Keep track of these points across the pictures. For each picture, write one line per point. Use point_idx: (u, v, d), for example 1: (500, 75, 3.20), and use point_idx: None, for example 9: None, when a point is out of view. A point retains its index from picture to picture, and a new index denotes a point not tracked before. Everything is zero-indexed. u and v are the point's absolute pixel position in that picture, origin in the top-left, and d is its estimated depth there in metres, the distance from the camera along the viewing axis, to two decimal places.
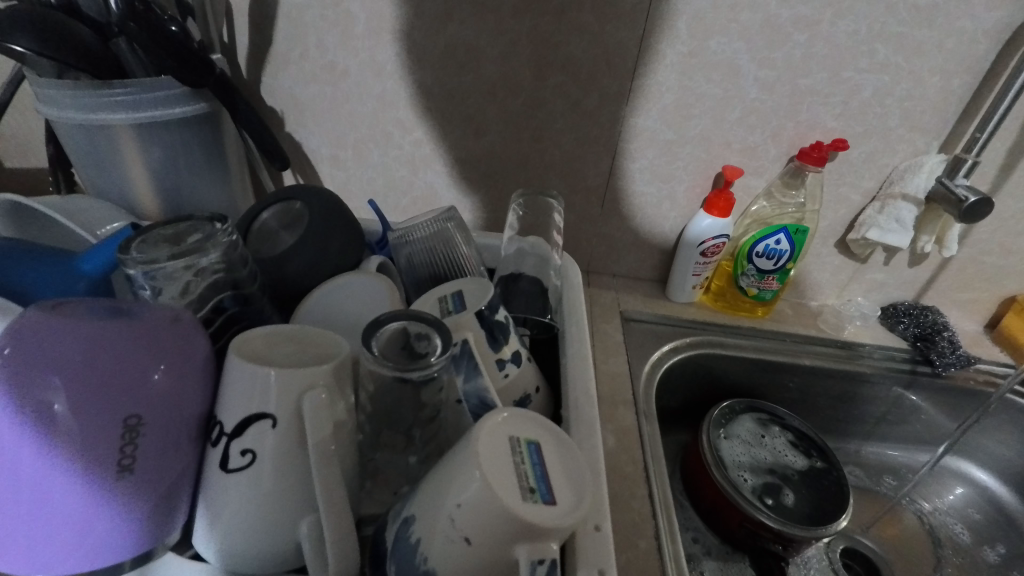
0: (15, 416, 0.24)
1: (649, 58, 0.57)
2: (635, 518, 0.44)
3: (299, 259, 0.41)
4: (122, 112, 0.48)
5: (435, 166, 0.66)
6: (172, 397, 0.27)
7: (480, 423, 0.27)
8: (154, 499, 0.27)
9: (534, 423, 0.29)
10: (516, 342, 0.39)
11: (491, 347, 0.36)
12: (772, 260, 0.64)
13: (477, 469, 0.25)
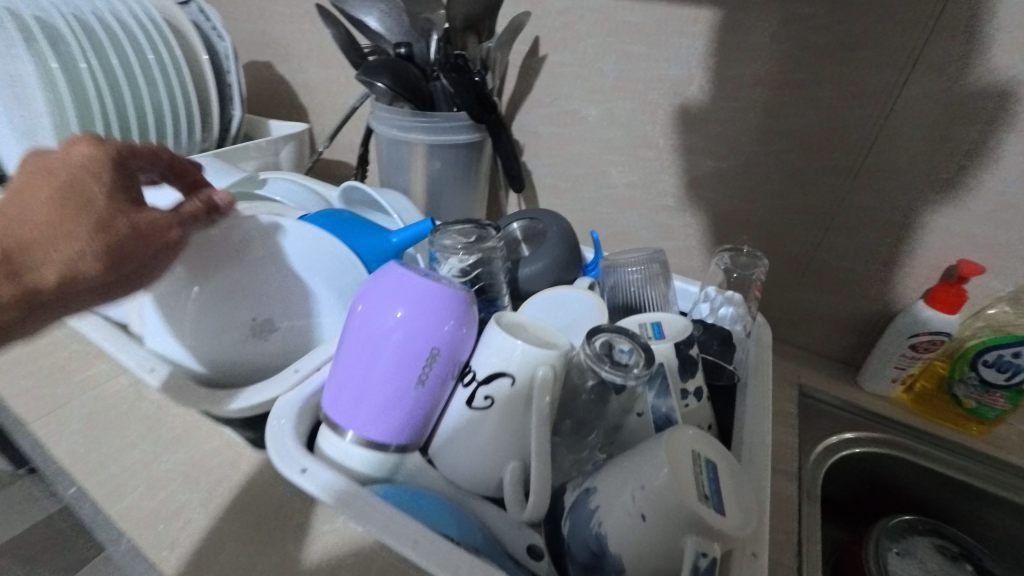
0: (374, 326, 0.37)
1: (886, 137, 0.56)
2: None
3: (533, 267, 0.51)
4: (422, 134, 0.64)
5: (640, 207, 0.74)
6: (457, 342, 0.38)
7: (668, 433, 0.33)
8: (425, 410, 0.38)
9: (713, 447, 0.34)
10: (701, 378, 0.43)
11: (681, 376, 0.41)
12: (1003, 372, 0.56)
13: (662, 464, 0.31)
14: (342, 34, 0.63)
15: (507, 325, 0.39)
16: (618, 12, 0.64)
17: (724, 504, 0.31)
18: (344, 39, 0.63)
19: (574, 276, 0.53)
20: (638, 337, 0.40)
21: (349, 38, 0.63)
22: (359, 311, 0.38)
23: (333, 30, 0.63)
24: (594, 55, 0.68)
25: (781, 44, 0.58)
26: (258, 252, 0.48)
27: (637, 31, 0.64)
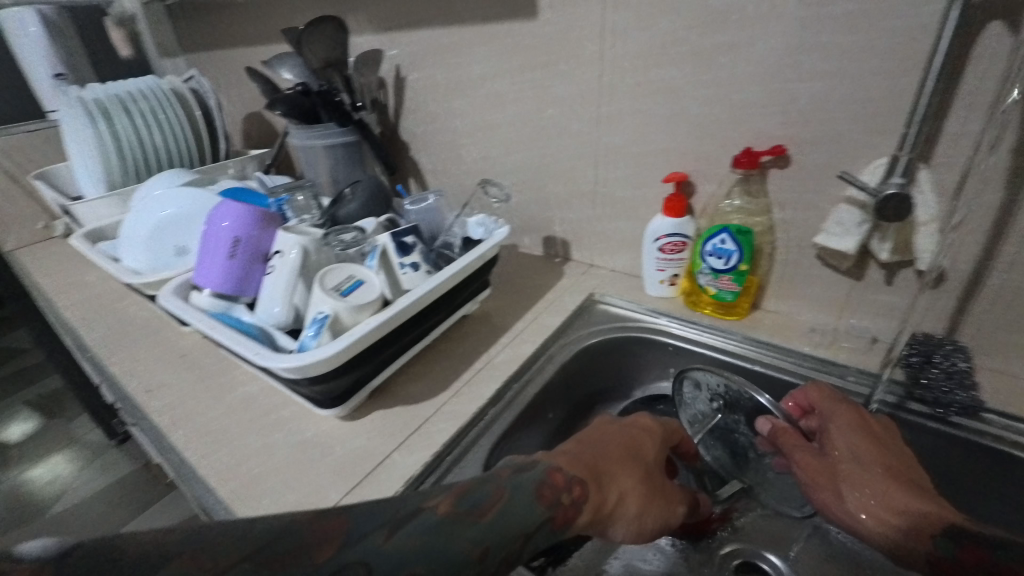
0: (211, 227, 0.65)
1: (611, 90, 0.74)
2: (475, 395, 0.63)
3: (347, 207, 0.76)
4: (321, 140, 0.92)
5: (486, 176, 0.94)
6: (260, 236, 0.65)
7: (342, 265, 0.58)
8: (243, 275, 0.65)
9: (370, 276, 0.59)
10: (418, 258, 0.65)
11: (397, 254, 0.64)
12: (723, 260, 0.70)
13: (321, 274, 0.57)
14: (262, 82, 0.94)
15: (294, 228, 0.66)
16: (439, 38, 0.87)
17: (352, 295, 0.55)
18: (266, 86, 0.95)
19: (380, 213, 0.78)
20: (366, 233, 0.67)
21: (268, 85, 0.95)
22: (206, 221, 0.66)
23: (258, 83, 0.95)
24: (433, 70, 0.91)
25: (530, 37, 0.78)
26: (189, 211, 0.76)
27: (451, 48, 0.87)
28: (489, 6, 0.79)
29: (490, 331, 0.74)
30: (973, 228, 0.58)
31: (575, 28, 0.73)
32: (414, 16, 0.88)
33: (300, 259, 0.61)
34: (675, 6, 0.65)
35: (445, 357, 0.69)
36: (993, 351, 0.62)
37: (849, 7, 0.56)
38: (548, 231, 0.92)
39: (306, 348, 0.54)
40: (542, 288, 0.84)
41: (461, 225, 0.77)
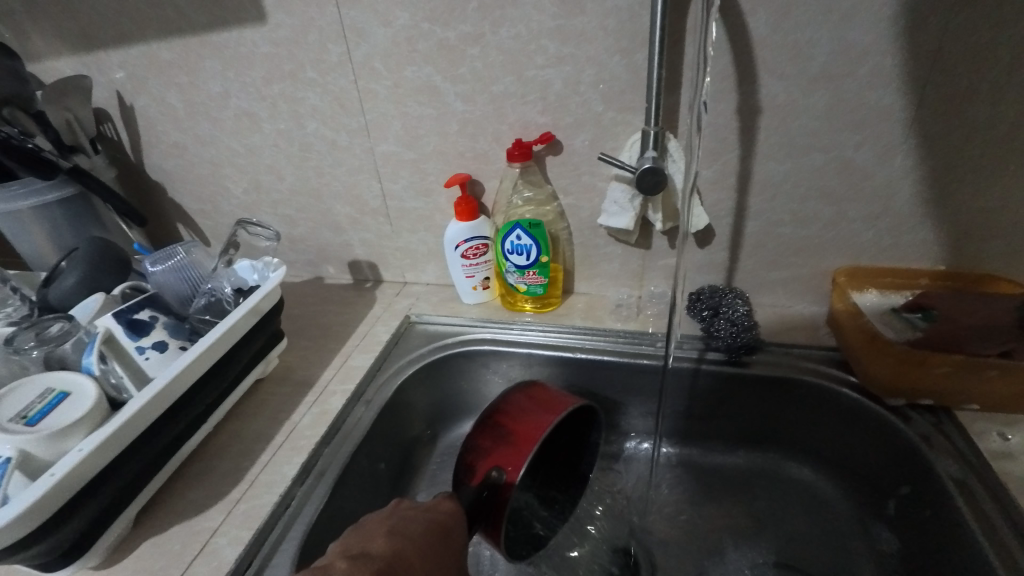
0: None
1: (370, 96, 0.67)
2: (275, 478, 0.53)
3: (61, 287, 0.59)
4: (25, 199, 0.70)
5: (263, 207, 0.81)
6: None
7: (33, 377, 0.45)
8: None
9: (78, 382, 0.45)
10: (161, 334, 0.53)
11: (128, 337, 0.51)
12: (524, 256, 0.68)
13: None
14: None
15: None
16: (154, 54, 0.71)
17: (45, 420, 0.42)
18: None
19: (114, 283, 0.62)
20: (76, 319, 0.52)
21: None
22: None
23: None
24: (159, 92, 0.74)
25: (263, 44, 0.66)
26: None
27: (173, 65, 0.71)
28: (203, 12, 0.66)
29: (293, 391, 0.64)
30: (723, 185, 0.62)
31: (311, 30, 0.64)
32: (113, 29, 0.70)
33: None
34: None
35: (237, 439, 0.58)
36: (764, 290, 0.69)
37: None
38: (351, 255, 0.83)
39: None
40: (352, 324, 0.75)
41: (228, 275, 0.65)
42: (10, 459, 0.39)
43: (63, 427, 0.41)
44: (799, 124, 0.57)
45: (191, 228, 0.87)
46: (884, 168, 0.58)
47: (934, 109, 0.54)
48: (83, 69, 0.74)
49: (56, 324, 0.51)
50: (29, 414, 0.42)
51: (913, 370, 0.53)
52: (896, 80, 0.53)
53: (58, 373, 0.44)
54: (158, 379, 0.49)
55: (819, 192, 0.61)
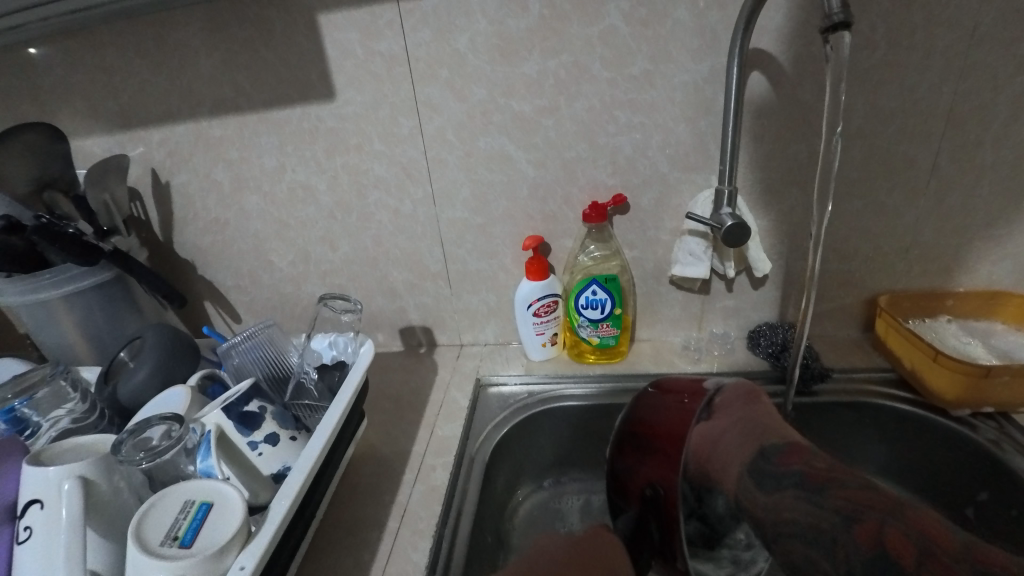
0: None
1: (439, 165, 0.68)
2: (408, 568, 0.50)
3: (133, 381, 0.54)
4: (60, 288, 0.63)
5: (310, 278, 0.78)
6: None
7: (168, 489, 0.40)
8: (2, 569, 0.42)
9: (218, 489, 0.41)
10: (272, 426, 0.50)
11: (241, 431, 0.48)
12: (598, 310, 0.70)
13: (136, 519, 0.38)
14: None
15: (60, 451, 0.44)
16: (203, 131, 0.69)
17: (199, 537, 0.37)
18: None
19: (188, 373, 0.57)
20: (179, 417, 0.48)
21: None
22: None
23: None
24: (204, 168, 0.72)
25: (330, 119, 0.67)
26: None
27: (224, 141, 0.69)
28: (266, 90, 0.65)
29: (388, 470, 0.61)
30: (778, 230, 0.69)
31: (383, 105, 0.65)
32: (158, 108, 0.68)
33: (79, 497, 0.40)
34: (488, 75, 0.62)
35: (346, 531, 0.54)
36: (812, 322, 0.76)
37: (644, 66, 0.61)
38: (404, 321, 0.81)
39: None
40: (422, 392, 0.73)
41: (310, 353, 0.62)
42: None
43: (223, 543, 0.37)
44: (842, 174, 0.66)
45: (223, 306, 0.82)
46: (912, 208, 0.67)
47: (950, 157, 0.64)
48: (119, 148, 0.70)
49: (160, 427, 0.47)
50: (178, 532, 0.38)
51: (978, 385, 0.59)
52: (917, 135, 0.63)
53: (196, 481, 0.40)
54: (292, 476, 0.46)
55: (860, 231, 0.69)
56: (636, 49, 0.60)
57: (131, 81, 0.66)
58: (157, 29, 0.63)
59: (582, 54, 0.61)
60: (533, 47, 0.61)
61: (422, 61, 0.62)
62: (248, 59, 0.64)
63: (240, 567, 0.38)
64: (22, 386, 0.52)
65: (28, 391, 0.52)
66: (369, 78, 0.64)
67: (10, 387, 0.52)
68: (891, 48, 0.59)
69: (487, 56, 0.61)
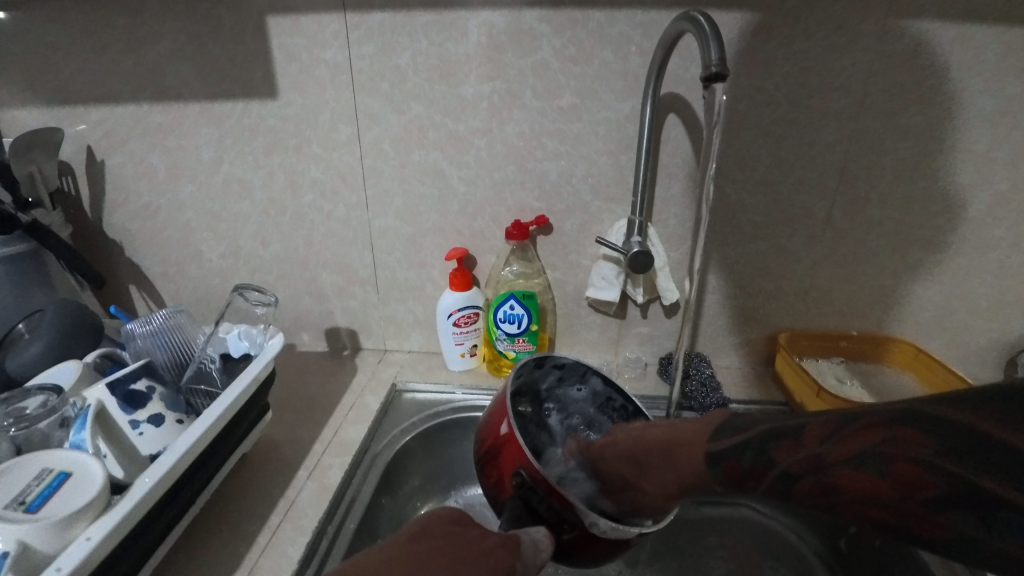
0: None
1: (373, 173, 0.71)
2: (281, 562, 0.49)
3: (26, 355, 0.53)
4: None
5: (238, 273, 0.78)
6: None
7: (29, 457, 0.40)
8: None
9: (81, 460, 0.41)
10: (159, 407, 0.50)
11: (123, 411, 0.47)
12: (515, 324, 0.73)
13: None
14: None
15: None
16: (143, 115, 0.70)
17: (47, 505, 0.37)
18: None
19: (86, 352, 0.57)
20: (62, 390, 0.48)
21: None
22: None
23: None
24: (140, 153, 0.72)
25: (270, 118, 0.69)
26: None
27: (163, 128, 0.70)
28: (209, 85, 0.67)
29: (283, 467, 0.60)
30: (690, 265, 0.73)
31: (323, 111, 0.68)
32: (100, 90, 0.68)
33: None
34: (426, 93, 0.66)
35: (225, 522, 0.53)
36: (720, 355, 0.80)
37: (571, 99, 0.65)
38: (329, 323, 0.82)
39: None
40: (336, 394, 0.73)
41: (218, 342, 0.61)
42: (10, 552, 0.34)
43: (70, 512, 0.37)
44: (747, 217, 0.71)
45: (147, 291, 0.81)
46: (811, 254, 0.72)
47: (843, 210, 0.70)
48: (55, 124, 0.70)
49: (38, 398, 0.47)
50: (27, 499, 0.37)
51: None
52: (815, 188, 0.69)
53: (58, 450, 0.40)
54: (164, 456, 0.45)
55: (764, 272, 0.74)
56: (565, 84, 0.64)
57: (75, 59, 0.67)
58: (106, 13, 0.64)
59: (515, 82, 0.65)
60: (470, 71, 0.64)
61: (364, 73, 0.65)
62: (195, 52, 0.66)
63: (84, 537, 0.37)
64: None
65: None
66: (312, 84, 0.66)
67: None
68: (792, 107, 0.65)
69: (426, 75, 0.65)
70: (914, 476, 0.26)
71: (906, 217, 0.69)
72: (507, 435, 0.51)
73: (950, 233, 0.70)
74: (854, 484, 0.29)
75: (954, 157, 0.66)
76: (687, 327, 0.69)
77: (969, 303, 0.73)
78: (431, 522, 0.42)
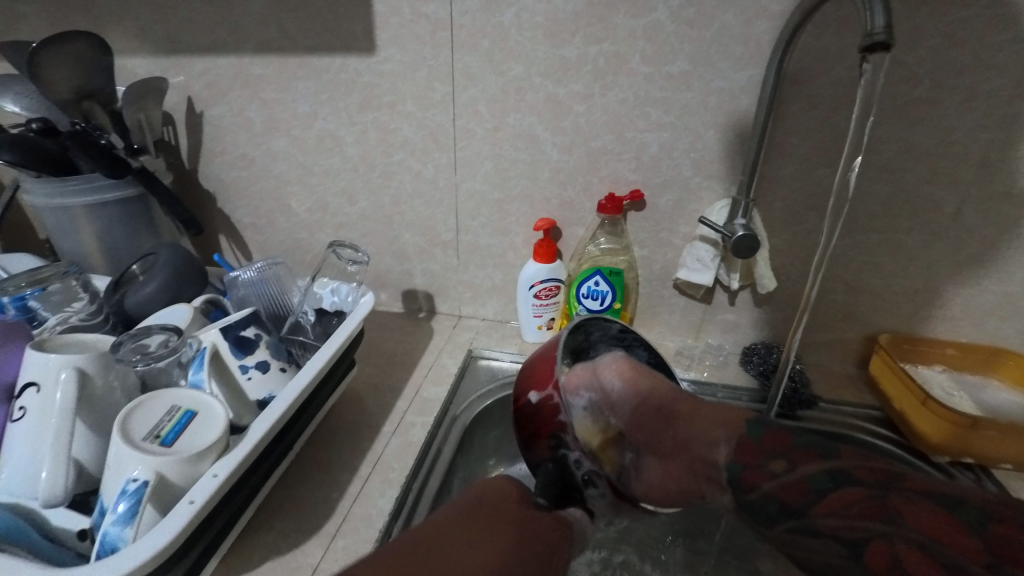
0: None
1: (466, 135, 0.69)
2: (373, 512, 0.51)
3: (141, 293, 0.56)
4: (84, 195, 0.65)
5: (324, 228, 0.80)
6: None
7: (157, 393, 0.42)
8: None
9: (204, 400, 0.42)
10: (264, 354, 0.51)
11: (234, 354, 0.49)
12: (598, 301, 0.71)
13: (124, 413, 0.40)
14: None
15: (60, 341, 0.46)
16: (245, 67, 0.70)
17: (178, 441, 0.39)
18: None
19: (193, 295, 0.59)
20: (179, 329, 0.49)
21: None
22: None
23: None
24: (239, 104, 0.73)
25: (367, 74, 0.68)
26: None
27: (262, 80, 0.71)
28: (310, 37, 0.67)
29: (368, 421, 0.62)
30: (791, 253, 0.69)
31: (421, 68, 0.66)
32: (206, 39, 0.69)
33: (75, 389, 0.41)
34: (528, 53, 0.63)
35: (319, 468, 0.55)
36: (809, 350, 0.76)
37: (682, 66, 0.61)
38: (407, 284, 0.82)
39: (107, 538, 0.36)
40: (415, 354, 0.74)
41: (312, 297, 0.63)
42: (149, 482, 0.36)
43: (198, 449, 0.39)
44: (863, 206, 0.65)
45: (236, 241, 0.84)
46: (930, 250, 0.66)
47: (975, 205, 0.63)
48: (163, 73, 0.72)
49: (160, 336, 0.49)
50: (160, 433, 0.39)
51: (961, 435, 0.59)
52: (945, 178, 0.62)
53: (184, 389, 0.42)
54: (275, 403, 0.47)
55: (873, 267, 0.68)
56: (678, 49, 0.60)
57: (185, 7, 0.68)
58: None
59: (623, 45, 0.61)
60: (576, 32, 0.61)
61: (466, 29, 0.63)
62: (298, 4, 0.65)
63: (211, 475, 0.39)
64: (39, 278, 0.55)
65: (45, 282, 0.54)
66: (412, 39, 0.65)
67: (28, 276, 0.55)
68: (934, 85, 0.58)
69: (530, 34, 0.62)
70: (933, 521, 0.28)
71: None
72: (541, 402, 0.48)
73: None
74: (871, 508, 0.31)
75: None
76: (798, 322, 0.63)
77: None
78: (488, 492, 0.38)
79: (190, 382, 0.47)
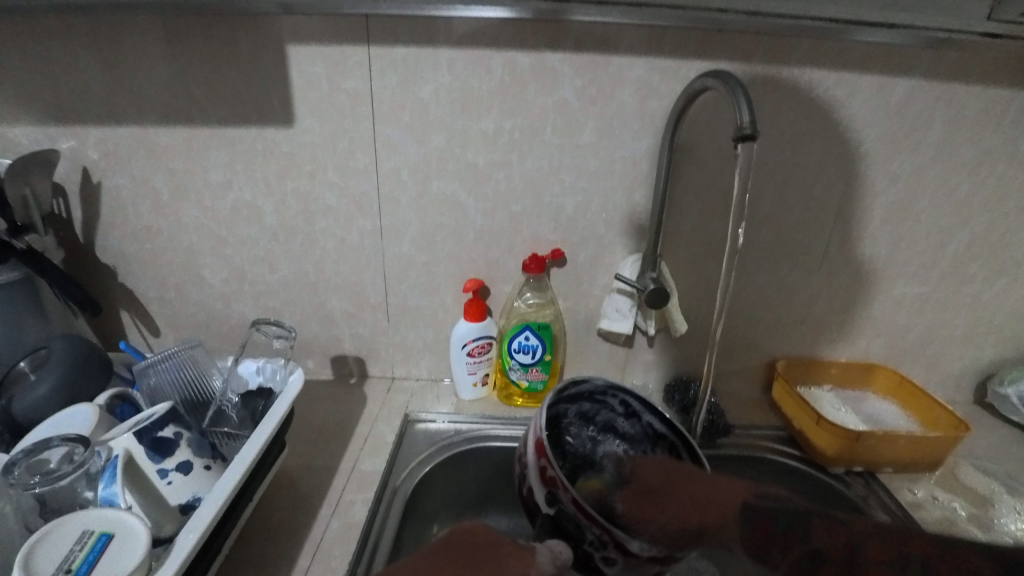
0: None
1: (390, 201, 0.70)
2: None
3: (33, 395, 0.50)
4: None
5: (243, 297, 0.76)
6: None
7: (65, 518, 0.39)
8: None
9: (120, 519, 0.39)
10: (186, 453, 0.48)
11: (151, 459, 0.46)
12: (529, 354, 0.74)
13: (25, 551, 0.36)
14: None
15: None
16: (149, 137, 0.67)
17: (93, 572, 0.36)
18: None
19: (96, 392, 0.54)
20: (83, 438, 0.45)
21: None
22: None
23: None
24: (142, 174, 0.69)
25: (285, 144, 0.68)
26: None
27: (169, 150, 0.68)
28: (223, 108, 0.66)
29: (302, 505, 0.59)
30: (697, 295, 0.76)
31: (341, 139, 0.67)
32: (103, 108, 0.66)
33: None
34: (447, 125, 0.66)
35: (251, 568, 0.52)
36: (721, 380, 0.83)
37: (590, 137, 0.67)
38: (336, 349, 0.80)
39: None
40: (349, 424, 0.72)
41: (233, 378, 0.59)
42: None
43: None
44: (751, 251, 0.74)
45: (140, 316, 0.78)
46: (808, 285, 0.77)
47: (838, 246, 0.74)
48: (51, 143, 0.67)
49: (62, 449, 0.44)
50: (71, 567, 0.36)
51: (850, 447, 0.67)
52: (812, 226, 0.73)
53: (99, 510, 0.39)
54: (202, 507, 0.44)
55: (765, 303, 0.78)
56: (585, 122, 0.66)
57: (78, 75, 0.64)
58: (113, 31, 0.62)
59: (536, 118, 0.66)
60: (492, 107, 0.65)
61: (386, 103, 0.65)
62: (209, 75, 0.64)
63: None
64: None
65: None
66: (331, 112, 0.66)
67: None
68: (796, 150, 0.69)
69: (448, 108, 0.66)
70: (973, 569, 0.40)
71: (893, 253, 0.75)
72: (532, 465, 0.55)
73: (930, 270, 0.76)
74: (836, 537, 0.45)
75: (937, 200, 0.72)
76: (711, 360, 0.70)
77: (946, 329, 0.80)
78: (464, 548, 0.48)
79: (99, 497, 0.43)
